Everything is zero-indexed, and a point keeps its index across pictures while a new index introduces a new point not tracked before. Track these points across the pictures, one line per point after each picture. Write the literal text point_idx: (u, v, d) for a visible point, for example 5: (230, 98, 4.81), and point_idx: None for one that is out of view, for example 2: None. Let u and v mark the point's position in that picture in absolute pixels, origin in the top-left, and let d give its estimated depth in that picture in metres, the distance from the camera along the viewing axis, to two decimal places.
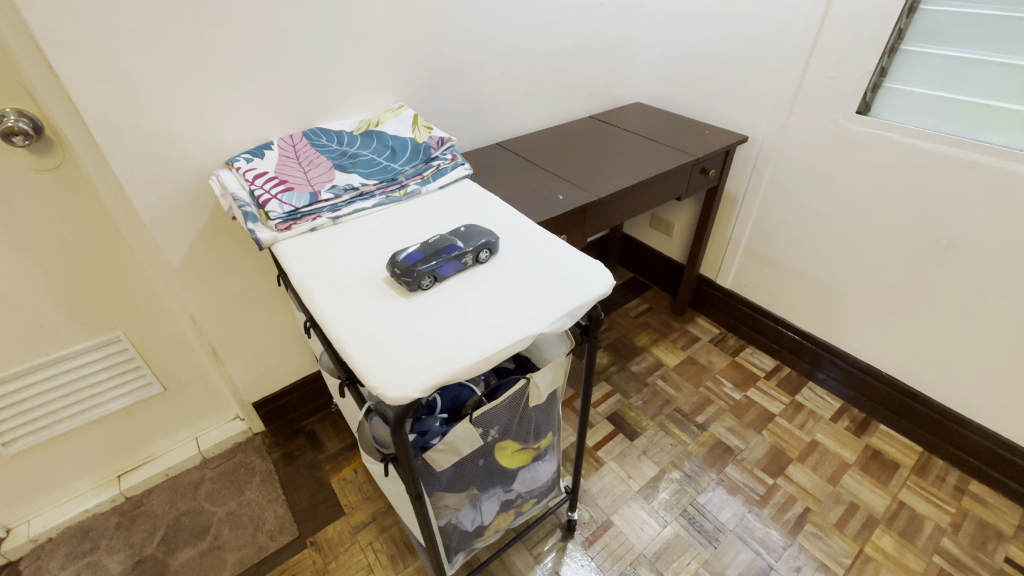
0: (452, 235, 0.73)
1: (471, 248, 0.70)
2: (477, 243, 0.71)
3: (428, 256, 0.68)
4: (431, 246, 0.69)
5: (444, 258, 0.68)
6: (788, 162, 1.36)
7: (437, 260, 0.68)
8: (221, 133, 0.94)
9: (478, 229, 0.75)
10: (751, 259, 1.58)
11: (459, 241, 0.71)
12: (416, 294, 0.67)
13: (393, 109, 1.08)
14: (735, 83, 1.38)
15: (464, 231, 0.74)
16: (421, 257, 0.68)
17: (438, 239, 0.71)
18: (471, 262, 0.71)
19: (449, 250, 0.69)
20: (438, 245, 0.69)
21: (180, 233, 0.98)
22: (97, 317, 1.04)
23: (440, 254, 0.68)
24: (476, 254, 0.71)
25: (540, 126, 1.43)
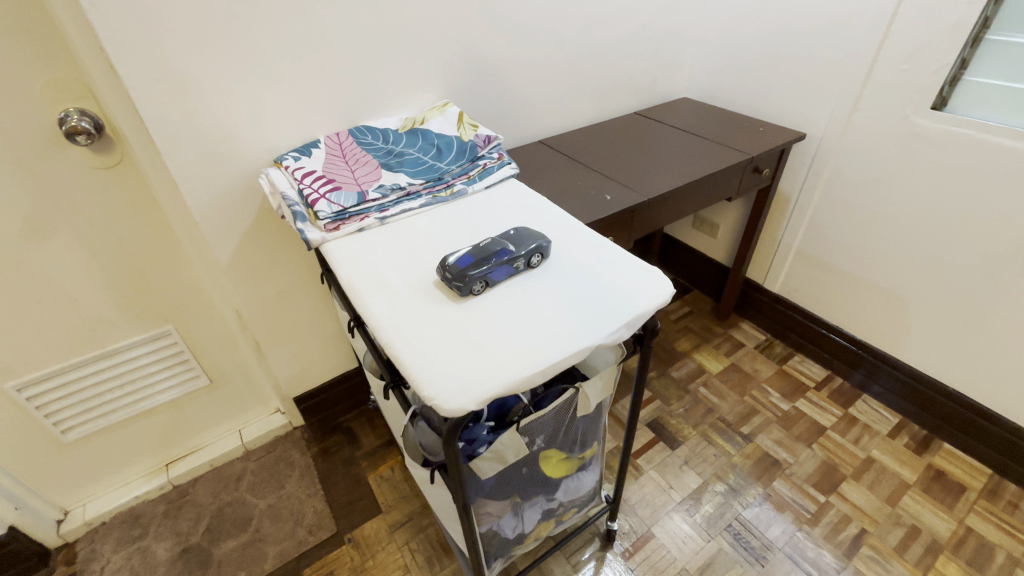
0: (502, 238, 0.70)
1: (524, 253, 0.68)
2: (529, 247, 0.68)
3: (480, 260, 0.66)
4: (483, 250, 0.67)
5: (497, 262, 0.66)
6: (850, 161, 1.28)
7: (489, 265, 0.66)
8: (271, 132, 0.95)
9: (530, 231, 0.72)
10: (803, 262, 1.50)
11: (511, 245, 0.68)
12: (467, 298, 0.65)
13: (439, 106, 1.07)
14: (794, 76, 1.30)
15: (515, 233, 0.71)
16: (473, 261, 0.65)
17: (489, 242, 0.69)
18: (523, 267, 0.69)
19: (501, 254, 0.67)
20: (490, 249, 0.67)
21: (228, 230, 0.99)
22: (149, 312, 1.07)
23: (492, 258, 0.66)
24: (527, 259, 0.69)
25: (583, 122, 1.39)
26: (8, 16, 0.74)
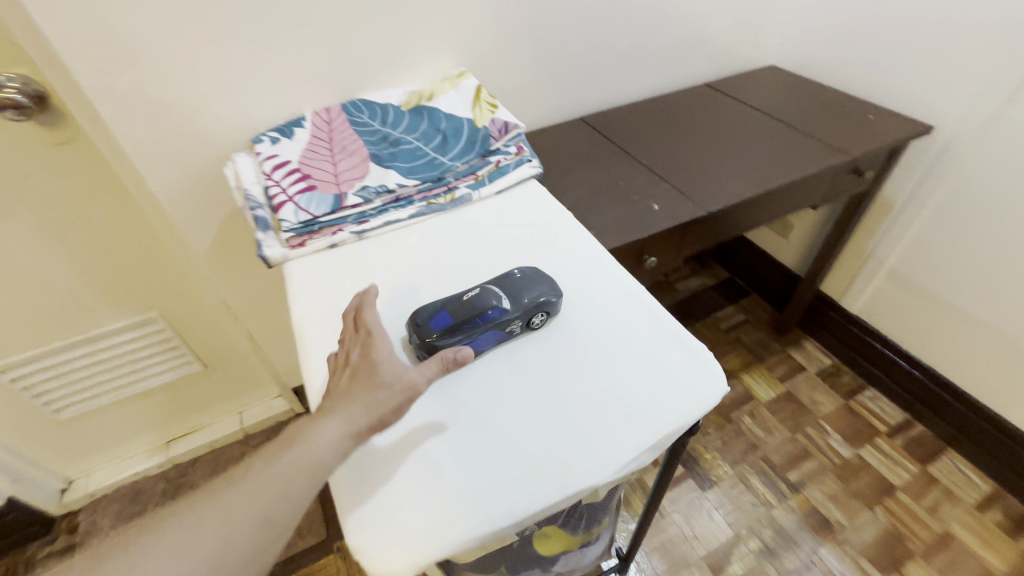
0: (497, 286, 0.52)
1: (523, 313, 0.50)
2: (533, 304, 0.50)
3: (458, 324, 0.49)
4: (465, 306, 0.50)
5: (483, 329, 0.49)
6: (989, 169, 0.97)
7: (469, 332, 0.49)
8: (245, 106, 0.78)
9: (539, 275, 0.54)
10: (897, 285, 1.22)
11: (506, 300, 0.50)
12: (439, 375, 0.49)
13: (453, 77, 0.86)
14: (930, 47, 0.98)
15: (519, 278, 0.53)
16: (449, 326, 0.49)
17: (477, 292, 0.51)
18: (520, 329, 0.51)
19: (490, 315, 0.49)
20: (475, 306, 0.49)
21: (203, 218, 0.86)
22: (131, 297, 0.98)
23: (476, 322, 0.49)
24: (528, 319, 0.51)
25: (638, 95, 1.14)
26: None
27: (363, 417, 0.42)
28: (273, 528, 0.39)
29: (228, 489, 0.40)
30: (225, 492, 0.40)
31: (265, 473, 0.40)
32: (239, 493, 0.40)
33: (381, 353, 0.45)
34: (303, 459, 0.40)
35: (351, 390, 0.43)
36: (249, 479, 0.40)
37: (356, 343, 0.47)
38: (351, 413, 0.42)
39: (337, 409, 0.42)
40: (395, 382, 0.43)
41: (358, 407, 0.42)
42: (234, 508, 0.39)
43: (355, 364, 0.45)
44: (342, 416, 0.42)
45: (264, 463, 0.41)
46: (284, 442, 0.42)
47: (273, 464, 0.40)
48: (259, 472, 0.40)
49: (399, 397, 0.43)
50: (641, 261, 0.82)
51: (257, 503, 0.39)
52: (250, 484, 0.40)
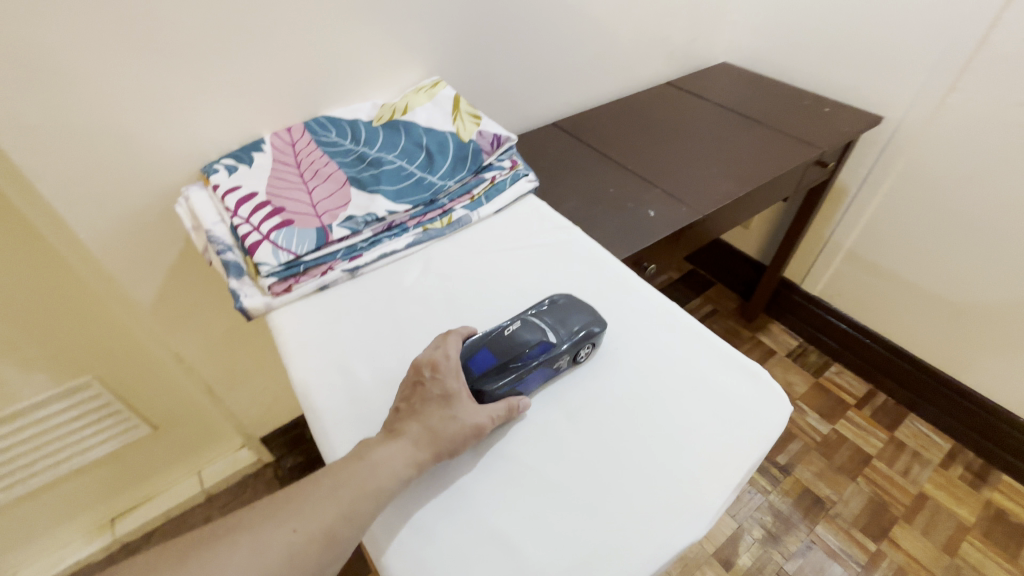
0: (537, 319, 0.47)
1: (571, 348, 0.45)
2: (580, 337, 0.46)
3: (501, 366, 0.43)
4: (507, 345, 0.44)
5: (530, 368, 0.44)
6: (933, 153, 1.05)
7: (517, 374, 0.43)
8: (191, 132, 0.67)
9: (578, 304, 0.49)
10: (854, 265, 1.29)
11: (551, 333, 0.46)
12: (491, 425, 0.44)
13: (426, 88, 0.79)
14: (874, 42, 1.04)
15: (556, 310, 0.48)
16: (491, 369, 0.43)
17: (516, 326, 0.46)
18: (567, 364, 0.47)
19: (536, 352, 0.44)
20: (518, 344, 0.44)
21: (145, 263, 0.73)
22: (56, 361, 0.83)
23: (522, 361, 0.44)
24: (574, 354, 0.46)
25: (606, 97, 1.12)
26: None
27: (431, 455, 0.40)
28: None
29: (264, 532, 0.35)
30: (260, 535, 0.35)
31: (308, 519, 0.36)
32: (278, 537, 0.35)
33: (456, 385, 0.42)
34: (352, 509, 0.36)
35: (421, 420, 0.41)
36: (289, 521, 0.36)
37: (431, 360, 0.43)
38: (413, 456, 0.39)
39: (406, 441, 0.40)
40: (467, 419, 0.41)
41: (421, 448, 0.39)
42: (273, 559, 0.34)
43: (426, 386, 0.42)
44: (402, 458, 0.39)
45: (306, 505, 0.36)
46: (332, 482, 0.38)
47: (319, 506, 0.36)
48: (300, 515, 0.36)
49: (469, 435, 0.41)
50: (643, 269, 0.80)
51: (297, 555, 0.34)
52: (291, 525, 0.35)
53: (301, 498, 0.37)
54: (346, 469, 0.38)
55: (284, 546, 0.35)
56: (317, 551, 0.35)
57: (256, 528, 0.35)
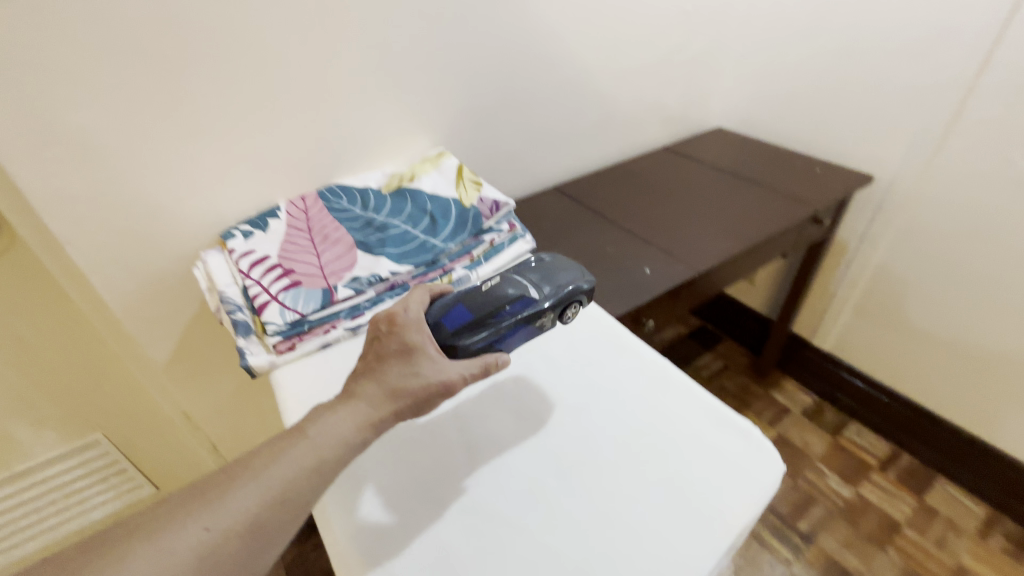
0: (520, 278, 0.52)
1: (554, 304, 0.50)
2: (572, 294, 0.51)
3: (482, 317, 0.47)
4: (489, 298, 0.48)
5: (511, 321, 0.48)
6: (928, 209, 1.07)
7: (495, 328, 0.47)
8: (214, 201, 0.73)
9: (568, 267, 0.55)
10: (862, 320, 1.28)
11: (530, 291, 0.50)
12: (480, 472, 0.45)
13: (432, 158, 0.85)
14: (858, 107, 1.10)
15: (546, 272, 0.54)
16: (469, 322, 0.47)
17: (496, 284, 0.50)
18: (545, 322, 0.51)
19: (519, 304, 0.48)
20: (498, 299, 0.48)
21: (163, 322, 0.77)
22: (70, 419, 0.85)
23: (500, 316, 0.48)
24: (562, 311, 0.52)
25: (604, 161, 1.18)
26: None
27: (390, 413, 0.41)
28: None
29: (171, 533, 0.35)
30: (167, 537, 0.35)
31: (218, 515, 0.36)
32: (186, 537, 0.35)
33: (419, 338, 0.45)
34: (279, 497, 0.37)
35: (364, 394, 0.42)
36: (199, 519, 0.36)
37: (391, 324, 0.46)
38: (333, 449, 0.39)
39: (361, 402, 0.41)
40: (432, 373, 0.43)
41: (344, 440, 0.40)
42: (179, 559, 0.34)
43: (385, 344, 0.45)
44: (320, 450, 0.39)
45: (218, 503, 0.36)
46: (247, 482, 0.38)
47: (233, 502, 0.37)
48: (211, 512, 0.36)
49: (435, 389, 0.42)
50: (642, 325, 0.81)
51: (206, 554, 0.34)
52: (201, 523, 0.35)
53: (213, 496, 0.37)
54: (262, 466, 0.38)
55: (191, 544, 0.35)
56: (228, 550, 0.35)
57: (165, 531, 0.35)
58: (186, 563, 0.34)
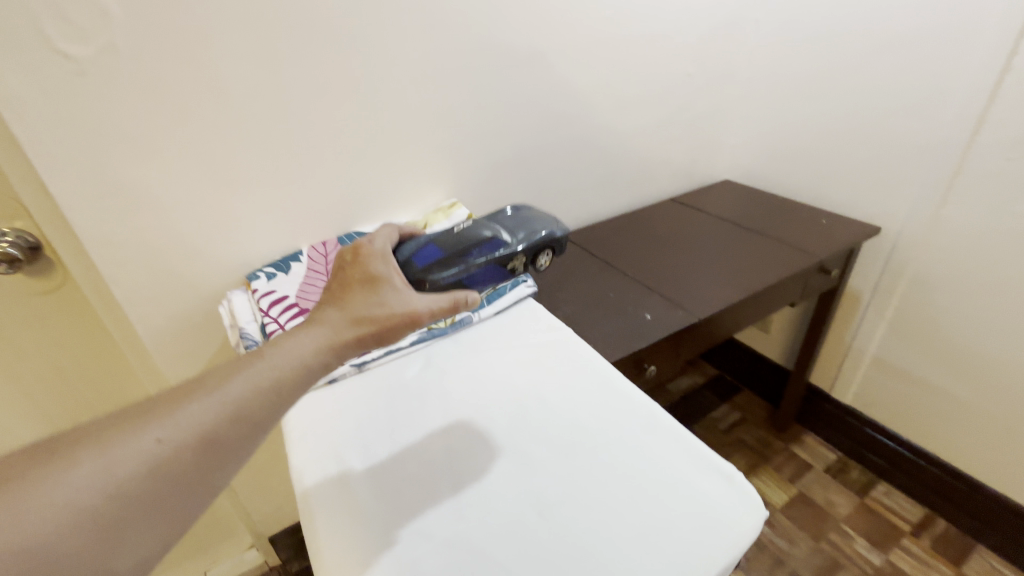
0: (490, 227, 0.61)
1: (521, 249, 0.60)
2: (536, 242, 0.62)
3: (453, 256, 0.56)
4: (460, 242, 0.58)
5: (481, 261, 0.57)
6: (940, 261, 1.06)
7: (468, 265, 0.57)
8: (243, 246, 0.80)
9: (537, 219, 0.65)
10: (882, 372, 1.24)
11: (499, 238, 0.60)
12: (464, 500, 0.47)
13: (445, 208, 0.91)
14: (862, 161, 1.12)
15: (515, 223, 0.64)
16: (443, 260, 0.56)
17: (467, 233, 0.60)
18: (514, 265, 0.61)
19: (486, 248, 0.58)
20: (470, 243, 0.58)
21: (188, 357, 0.82)
22: None
23: (471, 256, 0.57)
24: (528, 258, 0.62)
25: (613, 210, 1.23)
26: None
27: (352, 336, 0.43)
28: (188, 490, 0.34)
29: (120, 444, 0.33)
30: (117, 447, 0.33)
31: (173, 426, 0.35)
32: (136, 447, 0.33)
33: (386, 269, 0.50)
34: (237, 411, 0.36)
35: (331, 321, 0.44)
36: (150, 431, 0.34)
37: (359, 267, 0.51)
38: (294, 369, 0.40)
39: (324, 326, 0.44)
40: (399, 306, 0.47)
41: (304, 362, 0.40)
42: (129, 469, 0.32)
43: (352, 276, 0.49)
44: (277, 370, 0.39)
45: (172, 416, 0.35)
46: (204, 395, 0.36)
47: (188, 416, 0.35)
48: (165, 422, 0.35)
49: (402, 319, 0.46)
50: (643, 370, 0.82)
51: (160, 465, 0.33)
52: (153, 434, 0.34)
53: (166, 409, 0.36)
54: (218, 383, 0.38)
55: (143, 454, 0.33)
56: (180, 463, 0.34)
57: (113, 441, 0.33)
58: (137, 474, 0.32)
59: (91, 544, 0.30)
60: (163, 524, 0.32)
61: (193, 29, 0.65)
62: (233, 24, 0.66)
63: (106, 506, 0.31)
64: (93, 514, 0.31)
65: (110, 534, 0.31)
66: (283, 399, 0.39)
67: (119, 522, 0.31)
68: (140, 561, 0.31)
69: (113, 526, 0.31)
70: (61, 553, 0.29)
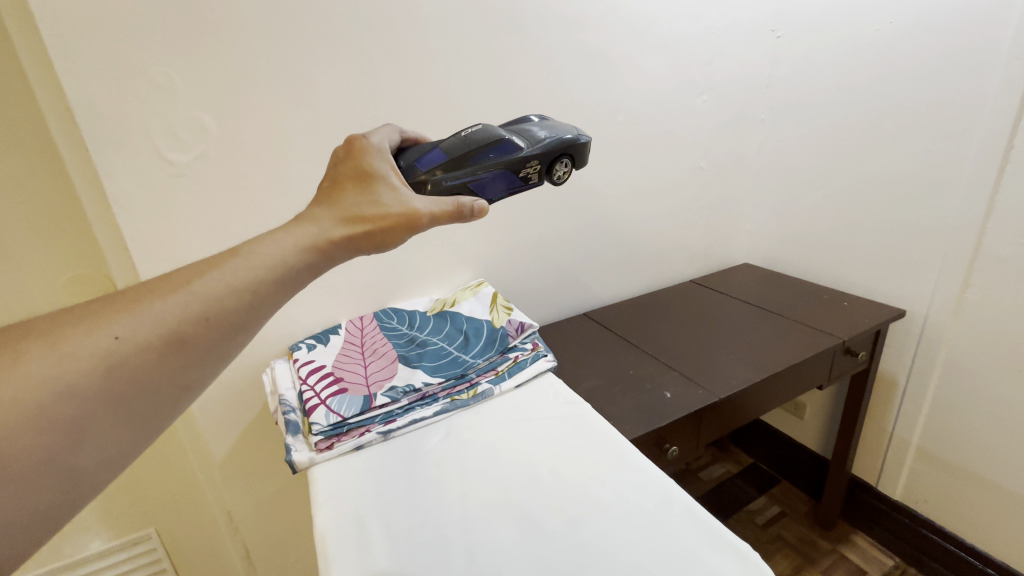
0: (502, 131, 0.60)
1: (535, 153, 0.58)
2: (553, 147, 0.60)
3: (460, 160, 0.55)
4: (466, 145, 0.57)
5: (490, 165, 0.56)
6: (971, 344, 1.03)
7: (472, 169, 0.55)
8: (289, 319, 0.88)
9: (556, 126, 0.63)
10: (929, 464, 1.16)
11: (509, 141, 0.58)
12: (478, 571, 0.48)
13: (473, 286, 0.99)
14: (878, 246, 1.15)
15: (533, 129, 0.62)
16: (445, 163, 0.55)
17: (474, 135, 0.58)
18: (526, 171, 0.59)
19: (497, 152, 0.57)
20: (474, 147, 0.56)
21: (228, 422, 0.88)
22: (132, 511, 0.95)
23: (476, 161, 0.56)
24: (546, 164, 0.60)
25: (634, 291, 1.28)
26: (36, 215, 0.75)
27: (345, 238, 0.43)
28: (152, 391, 0.34)
29: (74, 341, 0.33)
30: (71, 344, 0.32)
31: (134, 326, 0.34)
32: (93, 344, 0.33)
33: (382, 166, 0.48)
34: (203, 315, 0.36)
35: (317, 219, 0.43)
36: (108, 329, 0.33)
37: (352, 163, 0.48)
38: (269, 273, 0.39)
39: (312, 225, 0.43)
40: (396, 206, 0.45)
41: (279, 268, 0.40)
42: (85, 367, 0.32)
43: (346, 173, 0.47)
44: (250, 272, 0.38)
45: (134, 314, 0.34)
46: (169, 294, 0.36)
47: (149, 315, 0.34)
48: (126, 321, 0.34)
49: (396, 221, 0.44)
50: (664, 450, 0.81)
51: (119, 364, 0.33)
52: (111, 331, 0.33)
53: (127, 306, 0.35)
54: (184, 283, 0.36)
55: (103, 350, 0.33)
56: (140, 361, 0.34)
57: (66, 338, 0.33)
58: (94, 370, 0.32)
59: (52, 440, 0.31)
60: (128, 423, 0.34)
61: (268, 140, 0.78)
62: (300, 135, 0.80)
63: (64, 402, 0.31)
64: (48, 410, 0.31)
65: (70, 430, 0.31)
66: (254, 304, 0.38)
67: (79, 420, 0.32)
68: (106, 455, 0.33)
69: (74, 423, 0.31)
70: (20, 448, 0.29)
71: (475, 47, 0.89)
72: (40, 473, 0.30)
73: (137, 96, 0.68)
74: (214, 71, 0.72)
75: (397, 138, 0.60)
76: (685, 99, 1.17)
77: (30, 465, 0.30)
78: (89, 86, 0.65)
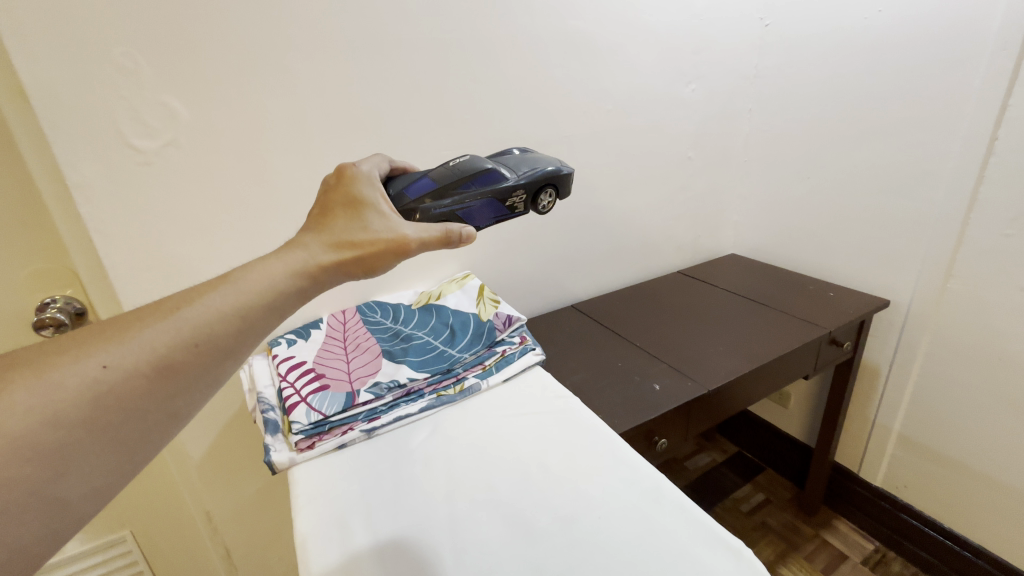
0: (489, 162, 0.58)
1: (521, 183, 0.56)
2: (537, 178, 0.58)
3: (446, 189, 0.53)
4: (453, 175, 0.55)
5: (476, 194, 0.54)
6: (953, 334, 1.05)
7: (458, 199, 0.53)
8: None
9: (536, 159, 0.61)
10: (909, 451, 1.19)
11: (495, 172, 0.56)
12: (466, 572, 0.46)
13: (458, 279, 0.96)
14: (863, 236, 1.16)
15: (514, 162, 0.60)
16: (432, 191, 0.52)
17: (461, 167, 0.56)
18: (515, 204, 0.57)
19: (481, 182, 0.55)
20: (459, 177, 0.54)
21: (204, 421, 0.85)
22: (105, 514, 0.92)
23: (460, 192, 0.53)
24: (535, 195, 0.58)
25: (621, 282, 1.27)
26: None
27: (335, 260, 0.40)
28: (142, 422, 0.32)
29: (62, 369, 0.30)
30: (58, 373, 0.30)
31: (124, 353, 0.32)
32: (79, 373, 0.30)
33: (372, 194, 0.46)
34: (197, 340, 0.33)
35: (307, 244, 0.41)
36: (96, 356, 0.31)
37: (341, 192, 0.46)
38: (263, 297, 0.37)
39: (304, 250, 0.40)
40: (385, 232, 0.43)
41: (271, 292, 0.37)
42: (72, 397, 0.30)
43: (332, 200, 0.45)
44: (244, 295, 0.36)
45: (124, 341, 0.32)
46: (159, 321, 0.33)
47: (140, 342, 0.32)
48: (116, 348, 0.32)
49: (386, 245, 0.42)
50: (653, 443, 0.80)
51: (108, 394, 0.31)
52: (99, 359, 0.31)
53: (115, 334, 0.32)
54: (176, 308, 0.34)
55: (91, 380, 0.30)
56: (131, 389, 0.31)
57: (53, 367, 0.30)
58: (83, 401, 0.30)
59: (34, 475, 0.28)
60: (115, 454, 0.31)
61: (243, 127, 0.74)
62: (276, 124, 0.77)
63: (49, 433, 0.29)
64: (30, 443, 0.28)
65: (53, 463, 0.29)
66: (248, 329, 0.36)
67: (62, 453, 0.29)
68: (92, 489, 0.30)
69: (60, 455, 0.29)
70: None
71: (459, 31, 0.86)
72: (22, 509, 0.27)
73: (99, 80, 0.64)
74: (183, 55, 0.68)
75: (387, 167, 0.58)
76: (674, 89, 1.15)
77: (11, 501, 0.27)
78: (46, 67, 0.61)
